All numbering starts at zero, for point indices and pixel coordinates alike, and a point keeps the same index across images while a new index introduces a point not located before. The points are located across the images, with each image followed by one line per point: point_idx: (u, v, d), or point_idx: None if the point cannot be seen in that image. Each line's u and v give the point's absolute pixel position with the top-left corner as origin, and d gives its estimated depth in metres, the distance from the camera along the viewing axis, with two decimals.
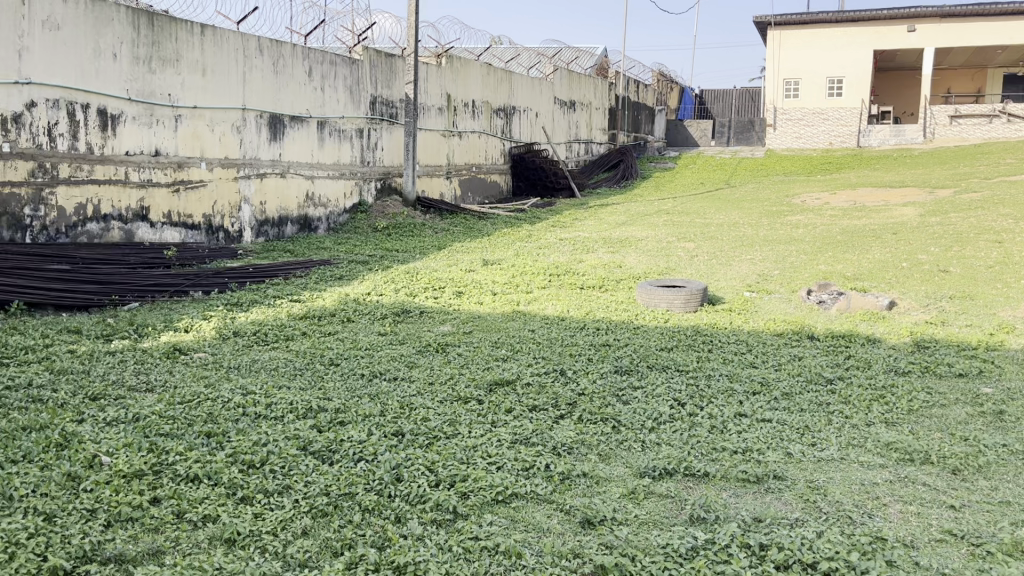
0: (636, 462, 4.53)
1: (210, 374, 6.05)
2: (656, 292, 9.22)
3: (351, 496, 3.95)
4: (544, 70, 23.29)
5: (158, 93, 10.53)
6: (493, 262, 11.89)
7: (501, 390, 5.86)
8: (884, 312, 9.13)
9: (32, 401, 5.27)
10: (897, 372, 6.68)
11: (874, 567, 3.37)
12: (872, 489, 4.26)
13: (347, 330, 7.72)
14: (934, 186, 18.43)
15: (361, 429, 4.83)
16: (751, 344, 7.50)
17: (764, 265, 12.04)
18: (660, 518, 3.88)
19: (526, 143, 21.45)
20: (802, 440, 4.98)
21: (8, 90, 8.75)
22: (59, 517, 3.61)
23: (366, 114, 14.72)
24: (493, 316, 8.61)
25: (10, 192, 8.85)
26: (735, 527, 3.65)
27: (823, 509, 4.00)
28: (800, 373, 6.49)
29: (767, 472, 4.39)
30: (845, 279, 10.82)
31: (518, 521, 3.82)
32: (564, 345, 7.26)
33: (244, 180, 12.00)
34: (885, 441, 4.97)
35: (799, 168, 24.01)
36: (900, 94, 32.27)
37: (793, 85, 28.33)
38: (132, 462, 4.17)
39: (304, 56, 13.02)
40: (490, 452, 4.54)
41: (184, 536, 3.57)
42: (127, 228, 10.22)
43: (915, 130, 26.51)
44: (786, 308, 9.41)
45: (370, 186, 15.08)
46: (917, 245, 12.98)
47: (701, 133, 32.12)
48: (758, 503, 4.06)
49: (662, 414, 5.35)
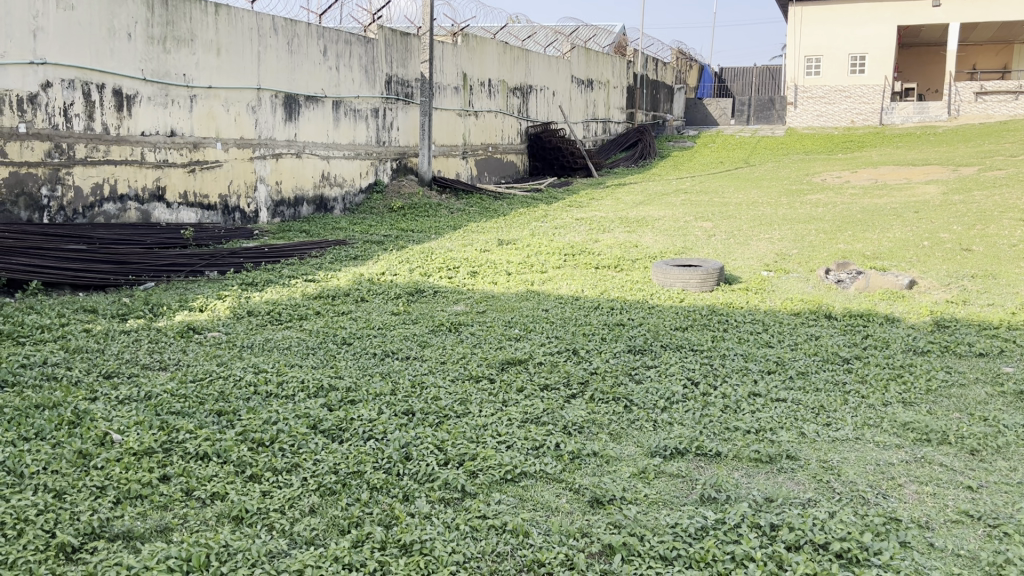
0: (648, 442, 4.47)
1: (223, 353, 6.05)
2: (671, 272, 9.14)
3: (359, 474, 3.93)
4: (562, 49, 23.10)
5: (173, 74, 10.52)
6: (508, 242, 11.83)
7: (513, 368, 5.84)
8: (904, 291, 8.99)
9: (47, 378, 5.32)
10: (916, 352, 6.57)
11: (887, 548, 3.32)
12: (887, 469, 4.19)
13: (360, 309, 7.72)
14: (957, 165, 18.15)
15: (371, 407, 4.82)
16: (767, 323, 7.42)
17: (782, 244, 11.91)
18: (669, 497, 3.83)
19: (543, 123, 21.32)
20: (817, 420, 4.91)
21: (24, 70, 8.77)
22: (68, 494, 3.63)
23: (382, 93, 14.64)
24: (507, 296, 8.57)
25: (27, 172, 8.88)
26: (746, 507, 3.60)
27: (836, 489, 3.93)
28: (817, 353, 6.41)
29: (780, 451, 4.32)
30: (864, 258, 10.67)
31: (526, 500, 3.79)
32: (578, 325, 7.22)
33: (260, 160, 11.99)
34: (902, 421, 4.89)
35: (819, 146, 23.71)
36: (923, 71, 31.73)
37: (814, 62, 27.93)
38: (143, 439, 4.18)
39: (319, 35, 12.95)
40: (500, 431, 4.52)
41: (193, 513, 3.57)
42: (143, 209, 10.27)
43: (939, 106, 26.06)
44: (804, 287, 9.31)
45: (386, 166, 15.03)
46: (939, 224, 12.77)
47: (720, 112, 31.87)
48: (770, 483, 4.01)
49: (675, 393, 5.30)
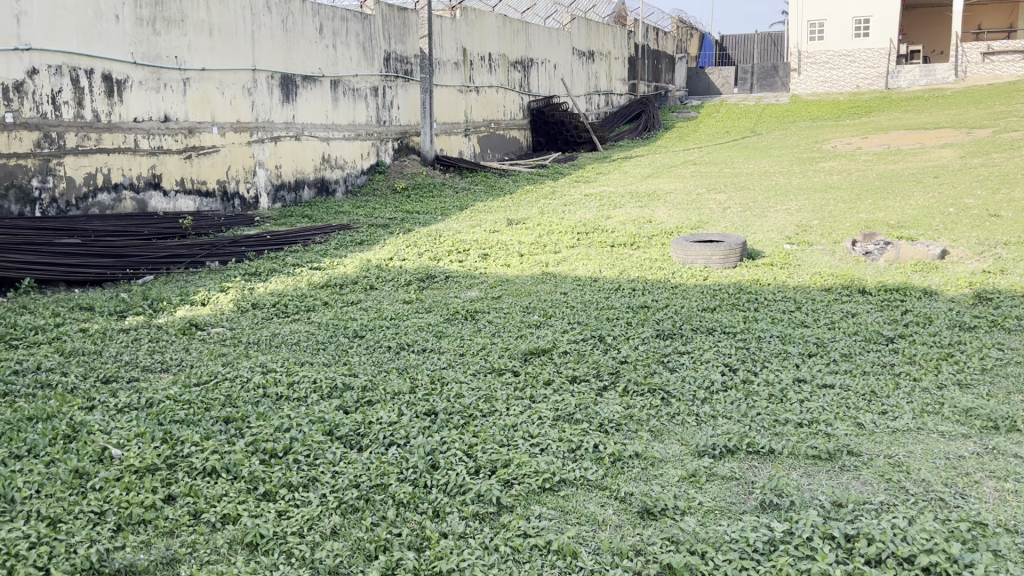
0: (693, 440, 4.11)
1: (228, 351, 5.70)
2: (692, 248, 8.76)
3: (383, 488, 3.58)
4: (561, 19, 22.10)
5: (164, 57, 10.09)
6: (518, 221, 11.41)
7: (537, 359, 5.47)
8: (936, 261, 8.60)
9: (41, 385, 4.96)
10: (963, 328, 6.19)
11: (981, 560, 2.94)
12: (960, 464, 3.82)
13: (371, 298, 7.35)
14: (971, 127, 17.63)
15: (390, 409, 4.46)
16: (799, 300, 7.03)
17: (801, 215, 11.52)
18: (726, 505, 3.48)
19: (544, 96, 20.82)
20: (872, 408, 4.54)
21: (8, 57, 8.36)
22: (64, 523, 3.28)
23: (380, 71, 14.16)
24: (522, 279, 8.18)
25: (16, 164, 8.48)
26: (815, 516, 3.23)
27: (909, 490, 3.56)
28: (858, 332, 6.02)
29: (839, 447, 3.96)
30: (889, 227, 10.25)
31: (569, 512, 3.44)
32: (600, 309, 6.83)
33: (258, 144, 11.55)
34: (964, 406, 4.50)
35: (827, 112, 23.17)
36: (928, 33, 31.05)
37: (817, 26, 27.38)
38: (144, 455, 3.82)
39: (314, 12, 12.45)
40: (532, 432, 4.15)
41: (202, 541, 3.23)
42: (139, 198, 9.88)
43: (947, 68, 25.37)
44: (831, 260, 8.92)
45: (388, 146, 14.56)
46: (961, 189, 12.34)
47: (723, 80, 31.45)
48: (834, 484, 3.65)
49: (714, 382, 4.94)
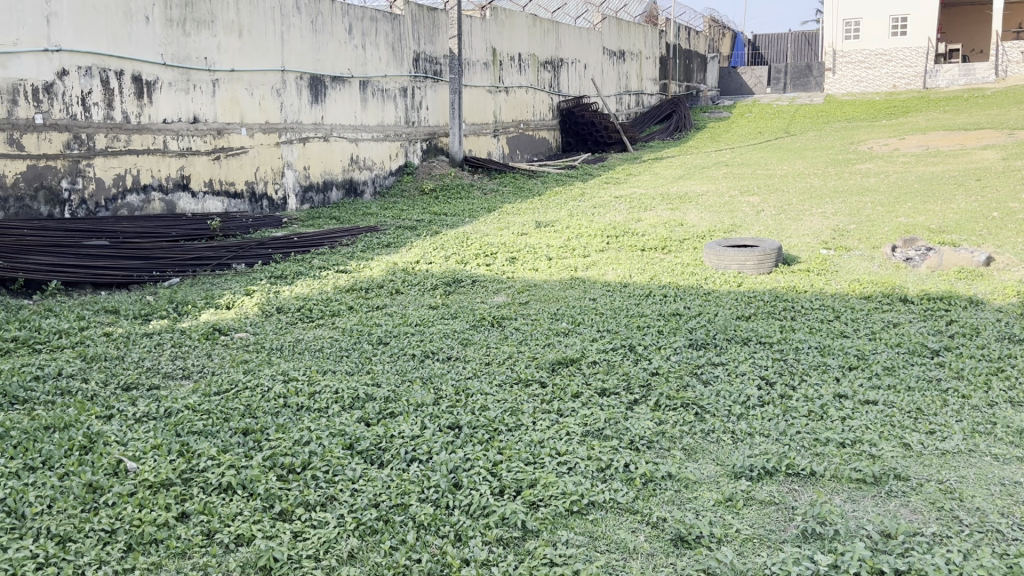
0: (730, 460, 3.91)
1: (250, 358, 5.58)
2: (725, 254, 8.51)
3: (404, 508, 3.43)
4: (592, 19, 21.91)
5: (194, 57, 10.06)
6: (546, 224, 11.23)
7: (566, 369, 5.29)
8: (981, 268, 8.28)
9: (61, 393, 4.88)
10: (1013, 341, 5.89)
11: None
12: (1016, 491, 3.58)
13: (396, 303, 7.21)
14: (1013, 128, 17.12)
15: (413, 422, 4.31)
16: (838, 309, 6.77)
17: (838, 218, 11.20)
18: (764, 533, 3.29)
19: (574, 96, 20.60)
20: (919, 428, 4.30)
21: (38, 58, 8.36)
22: (74, 542, 3.18)
23: (409, 71, 14.05)
24: (550, 284, 7.99)
25: (45, 165, 8.48)
26: (863, 548, 3.03)
27: (963, 521, 3.34)
28: (901, 344, 5.76)
29: (886, 470, 3.74)
30: (929, 232, 9.92)
31: (597, 539, 3.28)
32: (630, 316, 6.63)
33: (287, 145, 11.48)
34: (1018, 427, 4.25)
35: (863, 112, 22.70)
36: (968, 31, 30.28)
37: (853, 25, 26.84)
38: (160, 469, 3.71)
39: (344, 13, 12.38)
40: (560, 449, 3.97)
41: (214, 564, 3.10)
42: (167, 199, 9.86)
43: (987, 67, 24.75)
44: (870, 266, 8.63)
45: (416, 147, 14.45)
46: (1005, 193, 11.93)
47: (756, 80, 30.92)
48: (882, 512, 3.43)
49: (750, 398, 4.72)
